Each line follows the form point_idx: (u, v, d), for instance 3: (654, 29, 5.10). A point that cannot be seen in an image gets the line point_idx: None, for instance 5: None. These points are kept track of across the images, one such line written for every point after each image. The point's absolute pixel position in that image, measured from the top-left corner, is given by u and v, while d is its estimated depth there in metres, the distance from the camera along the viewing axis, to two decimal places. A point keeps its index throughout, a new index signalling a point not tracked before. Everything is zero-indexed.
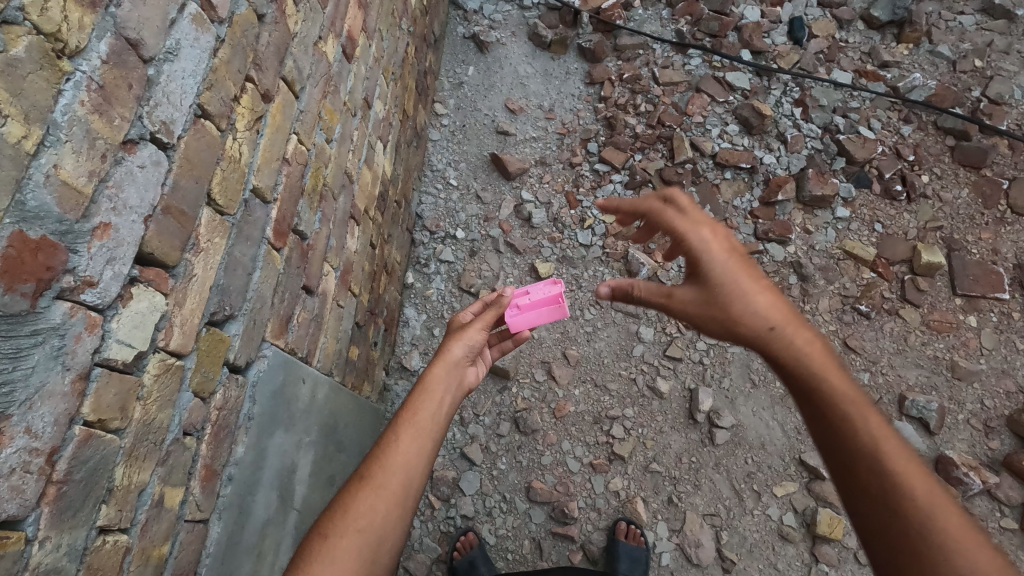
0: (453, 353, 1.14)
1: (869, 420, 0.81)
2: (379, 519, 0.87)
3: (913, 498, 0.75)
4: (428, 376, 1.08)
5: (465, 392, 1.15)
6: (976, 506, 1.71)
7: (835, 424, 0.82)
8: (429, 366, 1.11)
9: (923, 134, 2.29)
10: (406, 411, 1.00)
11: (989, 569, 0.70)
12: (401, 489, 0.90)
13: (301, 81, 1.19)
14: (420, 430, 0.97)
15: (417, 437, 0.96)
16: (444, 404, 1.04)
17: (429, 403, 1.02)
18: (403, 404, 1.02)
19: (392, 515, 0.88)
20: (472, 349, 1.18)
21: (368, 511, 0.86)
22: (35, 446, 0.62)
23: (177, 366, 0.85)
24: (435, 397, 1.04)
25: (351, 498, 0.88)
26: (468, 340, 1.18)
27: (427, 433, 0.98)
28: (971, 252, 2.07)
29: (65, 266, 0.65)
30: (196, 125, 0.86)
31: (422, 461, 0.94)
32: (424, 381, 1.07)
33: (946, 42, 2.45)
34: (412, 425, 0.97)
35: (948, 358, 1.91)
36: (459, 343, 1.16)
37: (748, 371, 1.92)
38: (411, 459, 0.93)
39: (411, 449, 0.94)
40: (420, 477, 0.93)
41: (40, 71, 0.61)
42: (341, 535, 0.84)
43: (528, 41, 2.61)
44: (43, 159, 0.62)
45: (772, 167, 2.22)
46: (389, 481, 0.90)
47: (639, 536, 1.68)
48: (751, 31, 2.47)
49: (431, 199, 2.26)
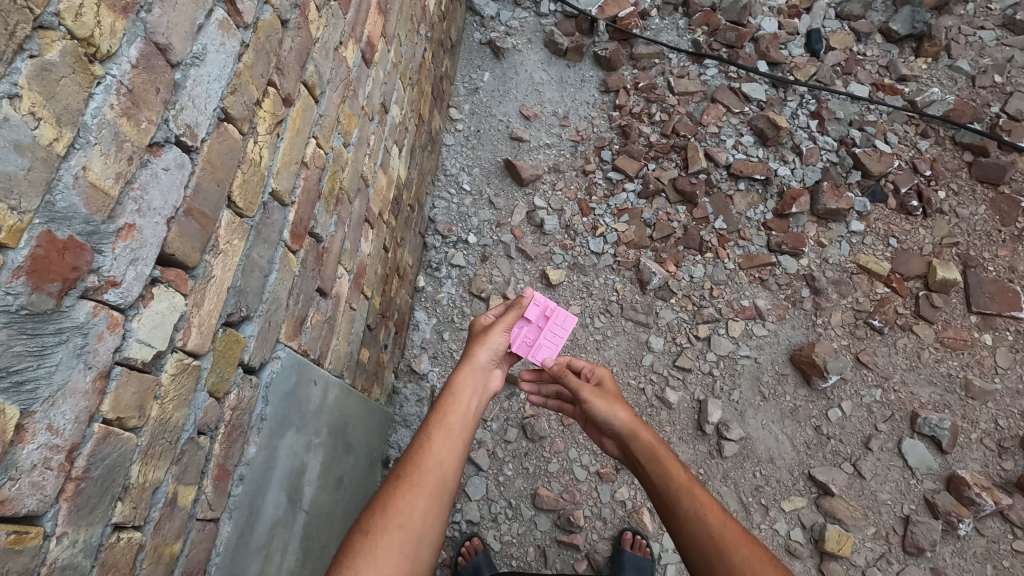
0: (478, 360, 1.20)
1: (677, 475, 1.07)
2: (418, 516, 0.92)
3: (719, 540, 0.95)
4: (455, 382, 1.14)
5: (486, 398, 1.21)
6: (988, 527, 1.69)
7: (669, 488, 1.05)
8: (455, 371, 1.17)
9: (940, 149, 2.28)
10: (437, 415, 1.06)
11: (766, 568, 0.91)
12: (437, 488, 0.96)
13: (321, 85, 1.20)
14: (450, 433, 1.04)
15: (449, 438, 1.03)
16: (470, 409, 1.11)
17: (458, 408, 1.09)
18: (434, 408, 1.08)
19: (430, 512, 0.94)
20: (495, 355, 1.24)
21: (408, 508, 0.92)
22: (56, 443, 0.63)
23: (194, 366, 0.86)
24: (462, 402, 1.11)
25: (391, 496, 0.93)
26: (492, 346, 1.24)
27: (457, 436, 1.05)
28: (987, 269, 2.05)
29: (90, 266, 0.66)
30: (219, 129, 0.87)
31: (454, 461, 1.01)
32: (451, 386, 1.13)
33: (965, 57, 2.43)
34: (443, 428, 1.04)
35: (962, 376, 1.89)
36: (484, 349, 1.23)
37: (758, 384, 1.91)
38: (444, 459, 1.00)
39: (445, 450, 1.01)
40: (452, 477, 1.00)
41: (73, 75, 0.63)
42: (383, 531, 0.89)
43: (544, 48, 2.62)
44: (73, 161, 0.63)
45: (787, 179, 2.21)
46: (426, 479, 0.96)
47: (644, 547, 1.67)
48: (769, 42, 2.47)
49: (443, 203, 2.27)
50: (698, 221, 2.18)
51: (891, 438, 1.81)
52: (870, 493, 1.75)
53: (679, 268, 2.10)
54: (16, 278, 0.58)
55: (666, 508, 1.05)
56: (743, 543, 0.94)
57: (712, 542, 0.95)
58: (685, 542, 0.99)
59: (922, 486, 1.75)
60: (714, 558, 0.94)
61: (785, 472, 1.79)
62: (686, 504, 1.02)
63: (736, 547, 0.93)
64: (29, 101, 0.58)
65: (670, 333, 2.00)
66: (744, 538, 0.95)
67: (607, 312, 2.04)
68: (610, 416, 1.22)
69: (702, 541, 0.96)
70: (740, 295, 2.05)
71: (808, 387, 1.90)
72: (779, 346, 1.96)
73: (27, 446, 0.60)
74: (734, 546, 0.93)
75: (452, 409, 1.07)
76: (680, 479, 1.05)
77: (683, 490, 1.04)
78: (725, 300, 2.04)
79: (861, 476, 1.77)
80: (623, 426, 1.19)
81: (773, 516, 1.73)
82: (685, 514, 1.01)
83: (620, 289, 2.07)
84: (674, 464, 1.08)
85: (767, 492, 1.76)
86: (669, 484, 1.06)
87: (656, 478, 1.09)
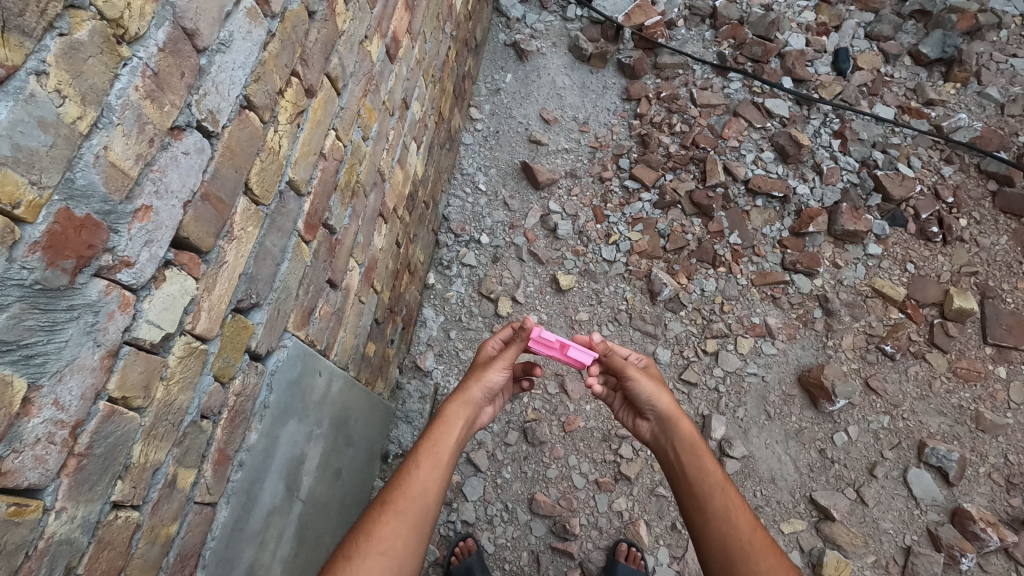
0: (473, 395, 1.19)
1: (713, 472, 1.08)
2: (401, 544, 0.94)
3: (749, 546, 0.98)
4: (447, 412, 1.14)
5: (474, 428, 1.22)
6: (991, 563, 1.66)
7: (705, 484, 1.07)
8: (447, 402, 1.16)
9: (964, 176, 2.24)
10: (426, 443, 1.07)
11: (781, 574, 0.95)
12: (419, 517, 0.98)
13: (344, 78, 1.21)
14: (438, 463, 1.05)
15: (436, 468, 1.04)
16: (459, 439, 1.12)
17: (448, 438, 1.09)
18: (423, 435, 1.09)
19: (411, 540, 0.96)
20: (489, 391, 1.23)
21: (390, 535, 0.94)
22: (61, 419, 0.64)
23: (201, 350, 0.86)
24: (453, 431, 1.11)
25: (373, 523, 0.95)
26: (488, 382, 1.22)
27: (443, 467, 1.05)
28: (1006, 301, 2.01)
29: (106, 245, 0.67)
30: (241, 116, 0.88)
31: (436, 491, 1.02)
32: (440, 416, 1.14)
33: (995, 84, 2.39)
34: (430, 457, 1.05)
35: (973, 408, 1.86)
36: (478, 385, 1.20)
37: (763, 403, 1.89)
38: (428, 488, 1.01)
39: (429, 480, 1.02)
40: (434, 506, 1.01)
41: (100, 56, 0.63)
42: (364, 557, 0.91)
43: (568, 53, 2.61)
44: (94, 140, 0.63)
45: (805, 198, 2.19)
46: (409, 507, 0.97)
47: (639, 559, 1.66)
48: (795, 59, 2.45)
49: (458, 202, 2.27)
50: (713, 234, 2.16)
51: (896, 466, 1.79)
52: (872, 521, 1.72)
53: (691, 281, 2.08)
54: (32, 253, 0.58)
55: (695, 508, 1.07)
56: (769, 552, 0.97)
57: (737, 547, 0.98)
58: (710, 538, 1.02)
59: (925, 517, 1.72)
60: (736, 561, 0.98)
61: (786, 494, 1.77)
62: (720, 499, 1.05)
63: (762, 555, 0.97)
64: (56, 79, 0.59)
65: (678, 346, 1.99)
66: (771, 547, 0.99)
67: (616, 321, 2.03)
68: (654, 399, 1.21)
69: (726, 543, 1.00)
70: (751, 312, 2.03)
71: (814, 409, 1.88)
72: (788, 365, 1.94)
73: (33, 420, 0.60)
74: (760, 555, 0.97)
75: (441, 439, 1.08)
76: (716, 478, 1.07)
77: (716, 488, 1.06)
78: (735, 316, 2.02)
79: (863, 503, 1.74)
80: (665, 409, 1.19)
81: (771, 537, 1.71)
82: (713, 515, 1.04)
83: (630, 298, 2.06)
84: (710, 462, 1.10)
85: (766, 512, 1.74)
86: (702, 479, 1.08)
87: (689, 471, 1.11)
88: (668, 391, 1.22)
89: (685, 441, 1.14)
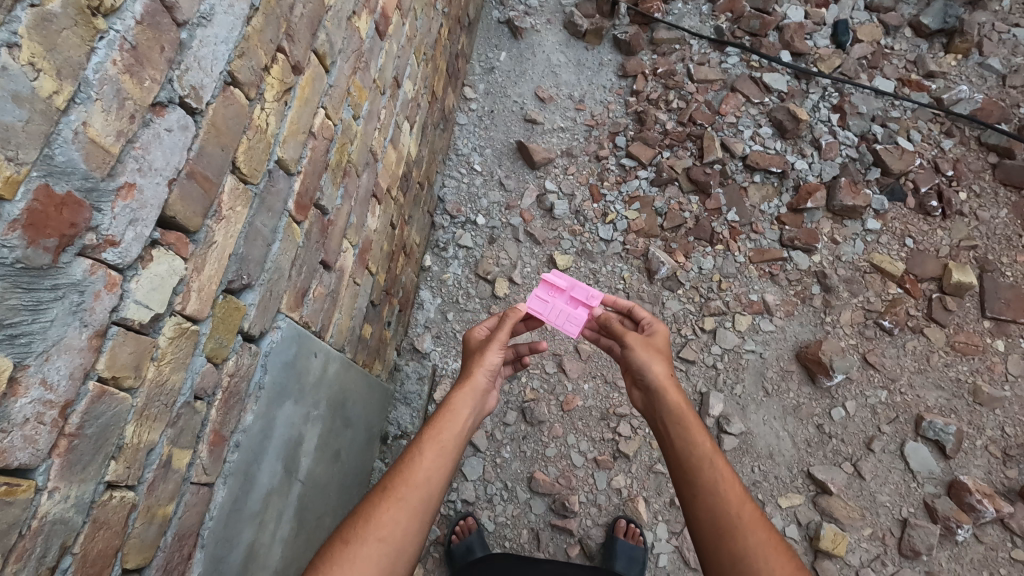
0: (478, 380, 1.19)
1: (702, 444, 1.05)
2: (399, 531, 0.94)
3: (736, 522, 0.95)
4: (453, 400, 1.14)
5: (481, 414, 1.21)
6: (987, 534, 1.67)
7: (693, 457, 1.04)
8: (454, 390, 1.16)
9: (964, 149, 2.22)
10: (430, 431, 1.07)
11: (770, 548, 0.91)
12: (420, 504, 0.97)
13: (332, 55, 1.19)
14: (442, 450, 1.04)
15: (440, 454, 1.03)
16: (466, 427, 1.12)
17: (453, 426, 1.09)
18: (428, 423, 1.09)
19: (410, 527, 0.95)
20: (493, 374, 1.23)
21: (390, 522, 0.93)
22: (49, 399, 0.63)
23: (192, 331, 0.86)
24: (459, 418, 1.11)
25: (373, 509, 0.95)
26: (490, 365, 1.22)
27: (449, 454, 1.05)
28: (1005, 275, 2.00)
29: (89, 223, 0.66)
30: (225, 93, 0.86)
31: (441, 479, 1.02)
32: (448, 402, 1.13)
33: (996, 55, 2.36)
34: (435, 444, 1.04)
35: (971, 381, 1.86)
36: (483, 369, 1.21)
37: (761, 380, 1.89)
38: (431, 476, 1.00)
39: (433, 467, 1.01)
40: (437, 494, 1.01)
41: (74, 28, 0.61)
42: (361, 543, 0.91)
43: (563, 30, 2.57)
44: (73, 116, 0.62)
45: (804, 174, 2.17)
46: (409, 495, 0.97)
47: (638, 535, 1.68)
48: (794, 32, 2.41)
49: (454, 183, 2.25)
50: (711, 212, 2.14)
51: (894, 440, 1.79)
52: (869, 494, 1.73)
53: (688, 259, 2.07)
54: (12, 231, 0.57)
55: (684, 476, 1.04)
56: (759, 526, 0.94)
57: (726, 521, 0.95)
58: (699, 512, 0.99)
59: (922, 490, 1.74)
60: (724, 534, 0.94)
61: (784, 469, 1.78)
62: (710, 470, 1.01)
63: (752, 529, 0.93)
64: (29, 51, 0.57)
65: (675, 324, 1.98)
66: (761, 521, 0.95)
67: None
68: (645, 368, 1.19)
69: (715, 517, 0.96)
70: (749, 289, 2.02)
71: (812, 385, 1.88)
72: (786, 342, 1.94)
73: (20, 400, 0.60)
74: (749, 530, 0.93)
75: (446, 426, 1.07)
76: (704, 448, 1.04)
77: (705, 460, 1.03)
78: (733, 293, 2.01)
79: (860, 477, 1.75)
80: (654, 379, 1.17)
81: (769, 512, 1.73)
82: (702, 486, 1.00)
83: (628, 277, 2.05)
84: (700, 434, 1.06)
85: (764, 487, 1.76)
86: (691, 452, 1.05)
87: (677, 443, 1.08)
88: (665, 360, 1.21)
89: (674, 412, 1.11)
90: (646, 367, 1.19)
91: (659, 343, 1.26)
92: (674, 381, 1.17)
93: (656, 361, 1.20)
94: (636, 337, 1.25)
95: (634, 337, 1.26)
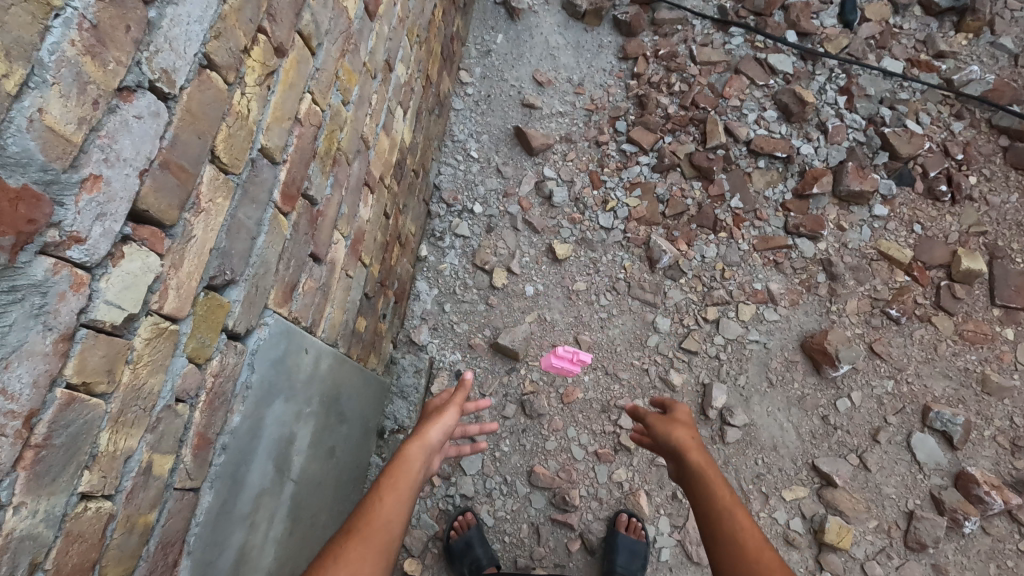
0: (431, 436, 1.15)
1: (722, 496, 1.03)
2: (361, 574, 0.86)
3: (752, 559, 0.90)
4: (407, 453, 1.09)
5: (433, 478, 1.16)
6: (995, 526, 1.65)
7: (713, 506, 1.02)
8: (406, 443, 1.12)
9: (975, 132, 2.16)
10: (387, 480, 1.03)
11: None
12: (382, 549, 0.91)
13: (318, 36, 1.12)
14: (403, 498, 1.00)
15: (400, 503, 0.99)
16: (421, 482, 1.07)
17: (409, 479, 1.05)
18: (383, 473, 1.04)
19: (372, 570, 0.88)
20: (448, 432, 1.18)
21: (354, 562, 0.87)
22: (11, 409, 0.59)
23: (171, 330, 0.81)
24: (415, 471, 1.06)
25: (332, 554, 0.88)
26: (445, 423, 1.18)
27: (406, 504, 1.00)
28: (1016, 261, 1.95)
29: (50, 219, 0.61)
30: (201, 77, 0.81)
31: (401, 524, 0.97)
32: (400, 455, 1.08)
33: (1009, 33, 2.28)
34: (395, 491, 1.00)
35: (979, 370, 1.82)
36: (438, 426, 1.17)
37: (765, 370, 1.85)
38: (392, 520, 0.96)
39: (393, 510, 0.97)
40: (397, 541, 0.95)
41: (24, 4, 0.56)
42: None
43: (562, 10, 2.49)
44: (26, 102, 0.57)
45: (809, 158, 2.11)
46: (372, 538, 0.91)
47: (639, 529, 1.65)
48: (800, 11, 2.33)
49: (450, 170, 2.19)
50: (714, 198, 2.09)
51: (900, 431, 1.76)
52: (874, 486, 1.71)
53: (691, 247, 2.02)
54: None
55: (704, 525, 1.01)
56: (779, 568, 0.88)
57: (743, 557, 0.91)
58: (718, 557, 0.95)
59: (928, 481, 1.71)
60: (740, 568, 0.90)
61: (788, 461, 1.75)
62: (728, 517, 0.99)
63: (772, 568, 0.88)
64: None
65: (678, 314, 1.94)
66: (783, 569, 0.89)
67: (614, 290, 1.98)
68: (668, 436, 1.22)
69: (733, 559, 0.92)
70: (753, 278, 1.97)
71: (817, 375, 1.84)
72: (790, 332, 1.90)
73: None
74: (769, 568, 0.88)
75: (404, 476, 1.04)
76: (724, 500, 1.02)
77: (725, 509, 1.00)
78: (737, 282, 1.97)
79: (866, 469, 1.72)
80: (679, 444, 1.19)
81: (772, 505, 1.70)
82: (720, 528, 0.98)
83: (629, 267, 2.00)
84: (722, 487, 1.05)
85: (768, 480, 1.73)
86: (711, 501, 1.03)
87: (699, 499, 1.06)
88: (689, 426, 1.24)
89: (695, 470, 1.11)
90: (671, 435, 1.22)
91: (682, 415, 1.29)
92: (699, 444, 1.18)
93: (680, 428, 1.23)
94: (656, 419, 1.29)
95: (655, 417, 1.30)
